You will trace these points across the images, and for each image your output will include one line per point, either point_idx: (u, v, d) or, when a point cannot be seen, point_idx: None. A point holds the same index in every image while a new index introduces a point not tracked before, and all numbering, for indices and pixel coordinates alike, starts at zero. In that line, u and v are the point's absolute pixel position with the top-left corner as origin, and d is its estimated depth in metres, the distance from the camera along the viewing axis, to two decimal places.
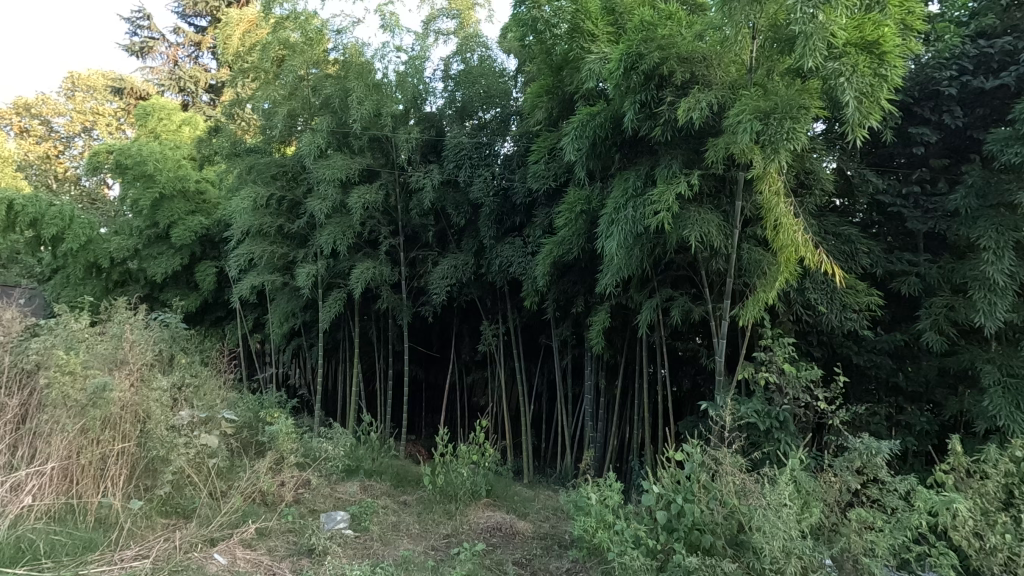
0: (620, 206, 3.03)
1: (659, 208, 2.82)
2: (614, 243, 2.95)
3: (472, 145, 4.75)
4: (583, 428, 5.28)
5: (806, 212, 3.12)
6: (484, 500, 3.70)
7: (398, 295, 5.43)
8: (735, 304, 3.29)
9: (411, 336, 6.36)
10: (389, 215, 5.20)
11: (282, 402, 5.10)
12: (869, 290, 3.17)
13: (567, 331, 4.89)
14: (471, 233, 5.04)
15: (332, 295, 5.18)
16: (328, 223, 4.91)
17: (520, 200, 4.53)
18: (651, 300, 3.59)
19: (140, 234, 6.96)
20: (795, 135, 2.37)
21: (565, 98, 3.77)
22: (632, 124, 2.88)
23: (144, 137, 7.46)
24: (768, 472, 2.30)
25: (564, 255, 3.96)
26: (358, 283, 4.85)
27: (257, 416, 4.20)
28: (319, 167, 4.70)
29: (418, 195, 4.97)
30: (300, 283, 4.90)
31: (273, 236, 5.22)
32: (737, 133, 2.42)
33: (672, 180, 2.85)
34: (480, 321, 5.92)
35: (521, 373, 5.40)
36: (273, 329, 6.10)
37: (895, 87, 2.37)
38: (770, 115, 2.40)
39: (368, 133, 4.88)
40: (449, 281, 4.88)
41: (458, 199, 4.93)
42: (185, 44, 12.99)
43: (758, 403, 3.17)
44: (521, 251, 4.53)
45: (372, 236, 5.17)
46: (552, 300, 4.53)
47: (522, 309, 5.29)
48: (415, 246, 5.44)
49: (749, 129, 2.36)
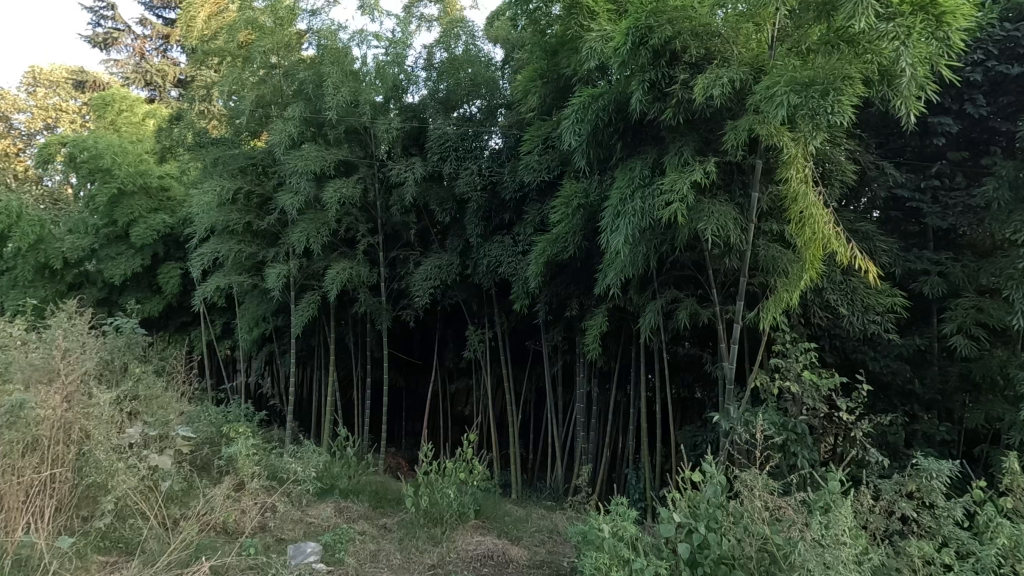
0: (626, 197, 2.73)
1: (671, 199, 2.54)
2: (621, 238, 2.64)
3: (458, 135, 4.43)
4: (575, 437, 5.00)
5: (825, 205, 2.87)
6: (473, 522, 3.35)
7: (378, 298, 5.06)
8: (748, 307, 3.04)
9: (391, 342, 6.00)
10: (368, 212, 4.84)
11: (250, 415, 4.70)
12: (892, 290, 2.95)
13: (558, 336, 4.60)
14: (456, 231, 4.71)
15: (305, 297, 4.78)
16: (301, 219, 4.54)
17: (509, 195, 4.23)
18: (654, 301, 3.31)
19: (96, 233, 6.48)
20: (839, 109, 2.09)
21: (561, 83, 3.48)
22: (640, 106, 2.60)
23: (103, 129, 6.99)
24: (806, 497, 2.04)
25: (558, 253, 3.67)
26: (335, 284, 4.48)
27: (221, 432, 3.80)
28: (291, 158, 4.33)
29: (399, 190, 4.63)
30: (270, 284, 4.49)
31: (240, 234, 4.82)
32: (771, 108, 2.15)
33: (685, 168, 2.59)
34: (465, 326, 5.60)
35: (509, 381, 5.08)
36: (241, 335, 5.68)
37: (950, 56, 2.12)
38: (810, 87, 2.13)
39: (344, 123, 4.53)
40: (433, 283, 4.53)
41: (442, 195, 4.60)
42: (153, 36, 12.38)
43: (775, 414, 2.91)
44: (511, 250, 4.22)
45: (350, 234, 4.81)
46: (543, 303, 4.23)
47: (510, 313, 4.98)
48: (395, 246, 5.08)
49: (786, 102, 2.11)
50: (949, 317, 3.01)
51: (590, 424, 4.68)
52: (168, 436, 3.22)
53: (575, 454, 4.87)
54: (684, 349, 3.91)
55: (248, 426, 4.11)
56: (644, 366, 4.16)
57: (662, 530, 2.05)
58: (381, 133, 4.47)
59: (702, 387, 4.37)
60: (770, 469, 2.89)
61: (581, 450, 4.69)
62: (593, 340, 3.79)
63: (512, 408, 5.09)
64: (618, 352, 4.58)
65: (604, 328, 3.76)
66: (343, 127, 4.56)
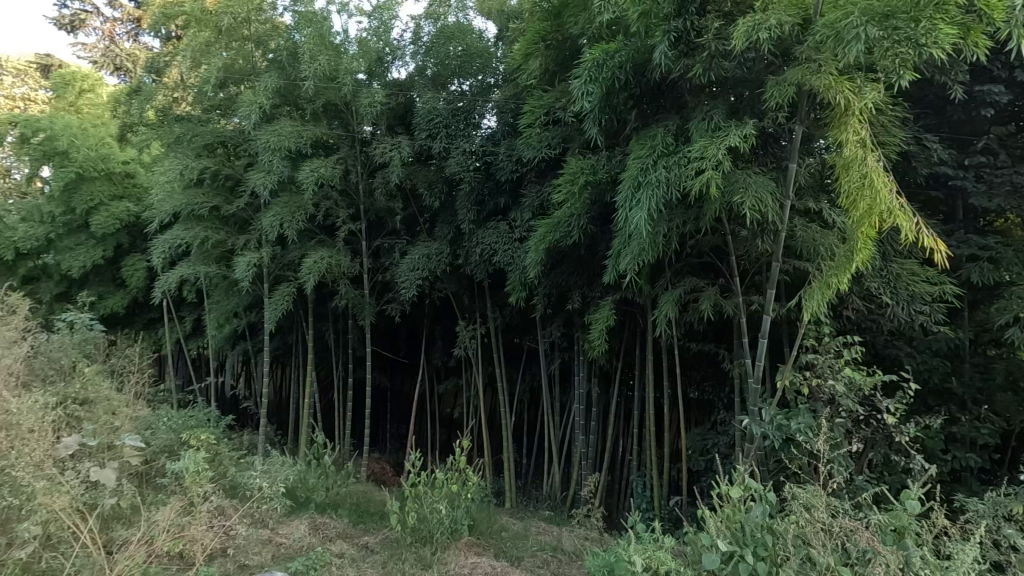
0: (647, 167, 2.35)
1: (703, 168, 2.18)
2: (644, 213, 2.25)
3: (449, 111, 4.05)
4: (573, 440, 4.66)
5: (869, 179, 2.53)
6: (467, 541, 2.97)
7: (360, 291, 4.64)
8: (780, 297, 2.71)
9: (374, 340, 5.60)
10: (349, 197, 4.43)
11: (217, 419, 4.25)
12: (939, 277, 2.63)
13: (557, 332, 4.25)
14: (446, 217, 4.31)
15: (280, 289, 4.34)
16: (274, 202, 4.10)
17: (505, 176, 3.85)
18: (671, 290, 2.95)
19: (53, 221, 5.97)
20: (935, 35, 1.76)
21: (566, 47, 3.11)
22: (665, 62, 2.24)
23: (62, 110, 6.47)
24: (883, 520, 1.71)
25: (561, 238, 3.31)
26: (311, 275, 4.05)
27: (182, 440, 3.38)
28: (263, 133, 3.90)
29: (383, 172, 4.23)
30: (238, 275, 4.04)
31: (207, 219, 4.37)
32: (850, 41, 1.82)
33: (718, 133, 2.24)
34: (454, 321, 5.21)
35: (502, 382, 4.68)
36: (211, 332, 5.22)
37: None
38: (894, 15, 1.81)
39: (323, 97, 4.12)
40: (421, 274, 4.14)
41: (431, 177, 4.22)
42: (124, 19, 11.75)
43: (811, 418, 2.58)
44: (508, 236, 3.84)
45: (329, 221, 4.40)
46: (541, 295, 3.86)
47: (504, 307, 4.59)
48: (380, 234, 4.67)
49: (863, 36, 1.76)
50: (1002, 309, 2.68)
51: (591, 428, 4.32)
52: (114, 445, 2.78)
53: (574, 458, 4.53)
54: (698, 345, 3.56)
55: (214, 433, 3.68)
56: (652, 364, 3.81)
57: (706, 562, 1.70)
58: (364, 108, 4.05)
59: (711, 386, 4.08)
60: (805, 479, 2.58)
61: (581, 455, 4.34)
62: (598, 335, 3.43)
63: (505, 411, 4.70)
64: (622, 350, 4.23)
65: (610, 321, 3.41)
66: (322, 102, 4.15)
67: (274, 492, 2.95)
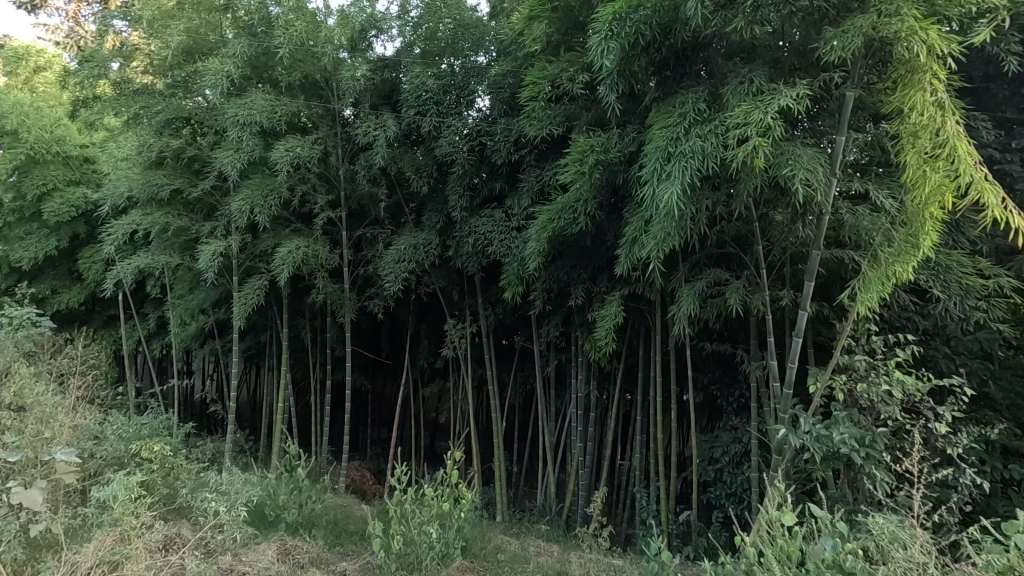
0: (677, 137, 2.02)
1: (746, 136, 1.87)
2: (677, 190, 1.91)
3: (440, 87, 3.67)
4: (569, 447, 4.34)
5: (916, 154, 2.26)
6: (460, 566, 2.62)
7: (339, 285, 4.25)
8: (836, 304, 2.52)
9: (355, 339, 5.21)
10: (328, 182, 4.04)
11: (178, 427, 3.81)
12: (993, 268, 2.35)
13: (555, 329, 3.91)
14: (436, 205, 3.96)
15: (250, 281, 3.91)
16: (244, 184, 3.68)
17: (501, 159, 3.51)
18: (691, 284, 2.64)
19: (2, 208, 5.44)
20: None
21: (575, 9, 2.77)
22: (701, 12, 1.92)
23: (14, 87, 5.94)
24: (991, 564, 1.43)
25: (565, 225, 2.99)
26: (286, 267, 3.64)
27: (129, 452, 2.94)
28: (231, 106, 3.48)
29: (367, 155, 3.87)
30: (202, 265, 3.61)
31: (170, 205, 3.95)
32: None
33: (761, 96, 1.93)
34: (442, 319, 4.85)
35: (494, 385, 4.32)
36: (175, 329, 4.78)
37: None
38: None
39: (300, 70, 3.73)
40: (408, 267, 3.79)
41: (419, 161, 3.86)
42: (90, 1, 10.93)
43: (853, 427, 2.31)
44: (504, 225, 3.49)
45: (306, 208, 4.00)
46: (540, 291, 3.52)
47: (498, 304, 4.25)
48: (362, 224, 4.30)
49: None
50: None
51: (591, 435, 3.99)
52: (44, 461, 2.36)
53: (571, 467, 4.21)
54: (712, 345, 3.26)
55: (171, 444, 3.27)
56: (660, 367, 3.50)
57: None
58: (345, 82, 3.65)
59: (721, 389, 3.79)
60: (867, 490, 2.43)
61: (578, 464, 4.02)
62: (605, 333, 3.11)
63: (496, 417, 4.35)
64: (626, 350, 3.91)
65: (618, 319, 3.09)
66: (299, 75, 3.75)
67: (237, 517, 2.56)
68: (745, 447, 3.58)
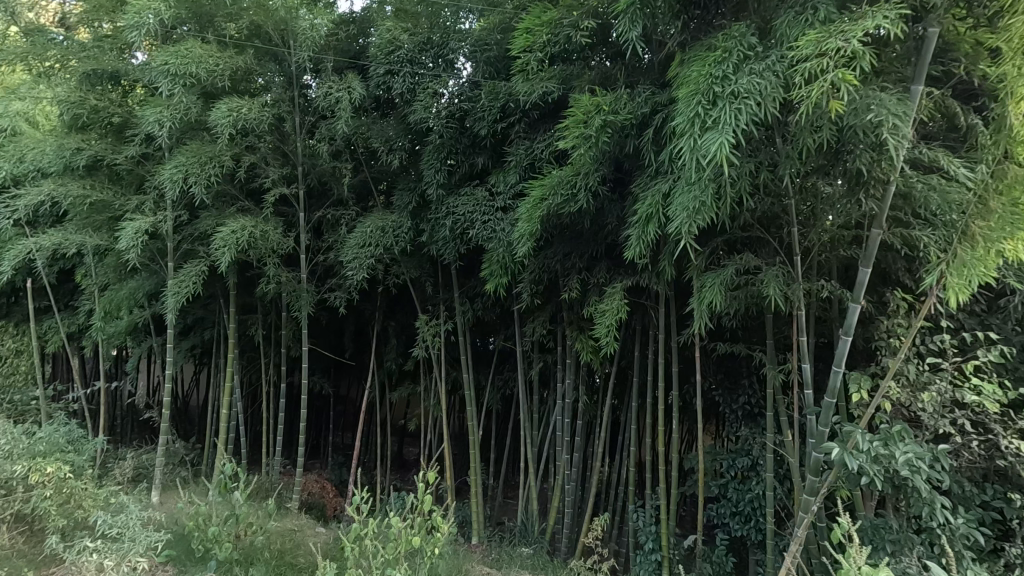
0: (724, 75, 1.57)
1: (819, 71, 1.43)
2: (729, 142, 1.46)
3: (415, 43, 3.16)
4: (554, 457, 3.87)
5: (989, 116, 1.89)
6: None
7: (295, 274, 3.69)
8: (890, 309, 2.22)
9: (313, 337, 4.64)
10: (282, 154, 3.49)
11: (90, 441, 3.17)
12: None
13: (542, 326, 3.44)
14: (407, 183, 3.45)
15: (186, 267, 3.32)
16: (178, 150, 3.09)
17: (484, 129, 3.04)
18: (715, 273, 2.22)
19: None
20: None
21: None
22: None
23: None
24: None
25: (562, 203, 2.55)
26: (226, 250, 3.07)
27: (14, 475, 2.35)
28: (160, 53, 2.89)
29: (328, 123, 3.35)
30: (123, 245, 3.00)
31: (89, 174, 3.31)
32: None
33: (833, 22, 1.50)
34: (413, 315, 4.33)
35: (470, 390, 3.82)
36: (100, 324, 4.11)
37: None
38: None
39: (249, 18, 3.17)
40: (374, 252, 3.29)
41: (389, 131, 3.35)
42: None
43: (914, 445, 1.92)
44: (486, 205, 3.02)
45: (256, 182, 3.44)
46: (527, 282, 3.06)
47: (477, 298, 3.76)
48: (323, 205, 3.76)
49: None
50: None
51: (580, 446, 3.54)
52: None
53: (556, 481, 3.75)
54: (724, 347, 2.84)
55: (74, 463, 2.64)
56: (661, 370, 3.06)
57: None
58: (302, 34, 3.12)
59: (724, 394, 3.38)
60: (914, 513, 2.09)
61: (564, 478, 3.56)
62: (606, 329, 2.67)
63: (472, 426, 3.84)
64: (620, 351, 3.45)
65: (621, 315, 2.65)
66: (247, 24, 3.19)
67: (130, 573, 2.14)
68: (754, 460, 3.18)
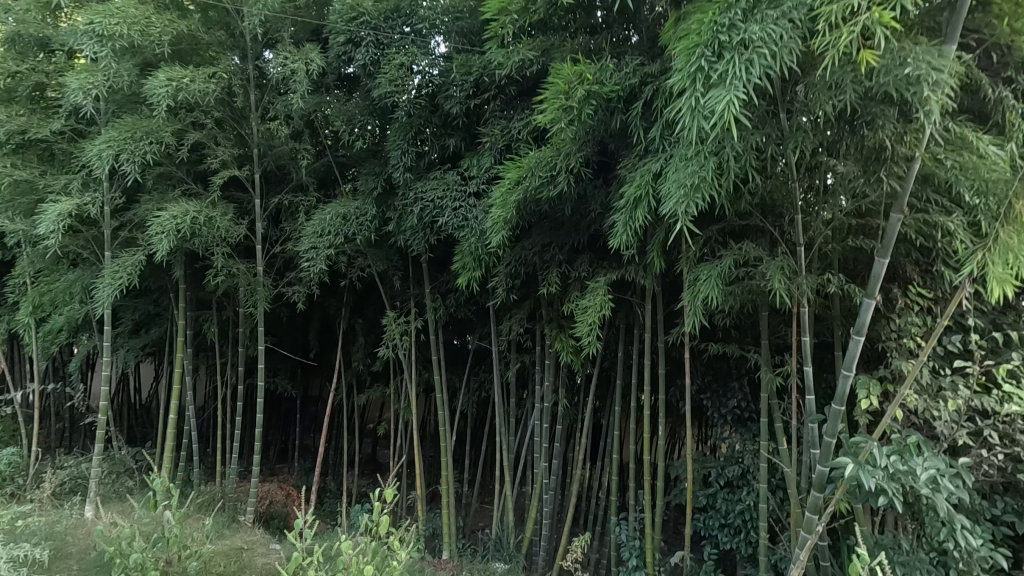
0: (731, 23, 1.30)
1: (848, 14, 1.19)
2: (738, 100, 1.22)
3: (380, 10, 2.87)
4: (531, 463, 3.61)
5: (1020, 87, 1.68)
6: None
7: (249, 265, 3.37)
8: (904, 308, 2.01)
9: (274, 335, 4.30)
10: (234, 132, 3.16)
11: None
12: None
13: (519, 324, 3.17)
14: (373, 167, 3.16)
15: (122, 256, 2.97)
16: (110, 123, 2.75)
17: (456, 106, 2.76)
18: (711, 264, 1.98)
19: None
20: None
21: None
22: None
23: None
24: None
25: (540, 186, 2.28)
26: (164, 238, 2.73)
27: None
28: (88, 12, 2.55)
29: (285, 99, 3.03)
30: (45, 229, 2.66)
31: (11, 150, 2.95)
32: None
33: None
34: (382, 312, 4.02)
35: (441, 393, 3.54)
36: (32, 319, 3.72)
37: None
38: None
39: None
40: (335, 241, 2.99)
41: (352, 109, 3.05)
42: None
43: (936, 461, 1.70)
44: (458, 190, 2.74)
45: (203, 163, 3.10)
46: (503, 275, 2.79)
47: (449, 293, 3.48)
48: (281, 190, 3.44)
49: None
50: None
51: (559, 453, 3.27)
52: None
53: (533, 490, 3.48)
54: (716, 347, 2.60)
55: None
56: (647, 373, 2.80)
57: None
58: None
59: (714, 399, 3.14)
60: (931, 534, 1.87)
61: (541, 487, 3.29)
62: (589, 327, 2.41)
63: (444, 431, 3.56)
64: (602, 351, 3.20)
65: (604, 312, 2.39)
66: None
67: None
68: (745, 468, 2.97)
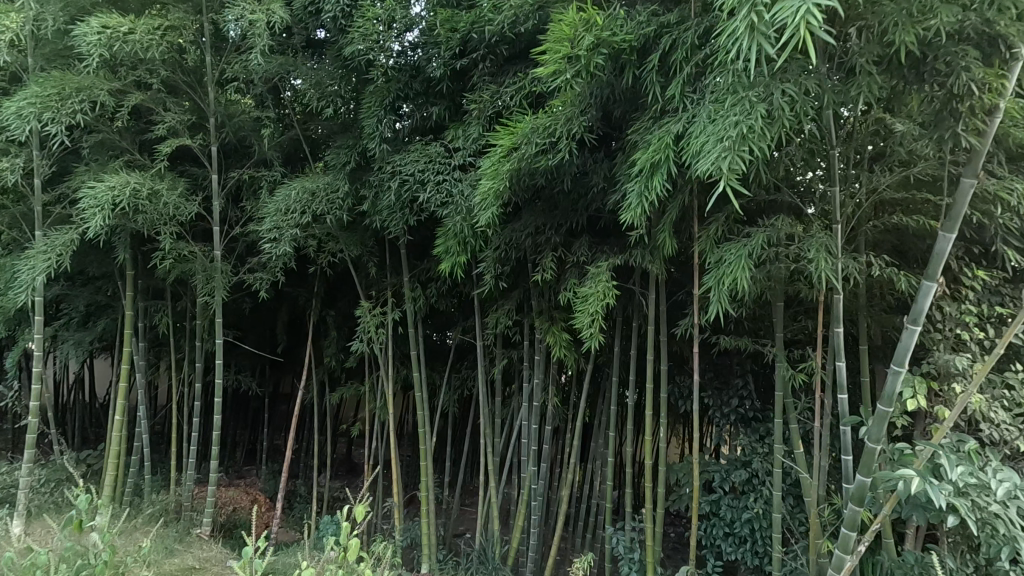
0: None
1: None
2: (816, 12, 0.94)
3: None
4: (518, 468, 3.32)
5: None
6: None
7: (204, 248, 2.99)
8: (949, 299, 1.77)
9: (237, 328, 3.93)
10: (187, 97, 2.79)
11: None
12: None
13: (508, 315, 2.87)
14: (345, 139, 2.82)
15: (51, 235, 2.58)
16: (35, 78, 2.36)
17: (440, 67, 2.45)
18: (738, 243, 1.70)
19: None
20: None
21: None
22: None
23: None
24: None
25: (537, 154, 1.99)
26: (100, 211, 2.36)
27: None
28: None
29: (245, 59, 2.68)
30: None
31: None
32: None
33: None
34: (357, 303, 3.67)
35: (421, 391, 3.21)
36: None
37: None
38: None
39: None
40: (301, 220, 2.64)
41: (323, 72, 2.71)
42: None
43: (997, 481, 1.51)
44: (441, 162, 2.42)
45: (150, 130, 2.72)
46: (491, 259, 2.49)
47: (430, 282, 3.16)
48: (242, 166, 3.08)
49: None
50: None
51: (549, 456, 2.98)
52: None
53: (520, 497, 3.19)
54: (728, 341, 2.33)
55: None
56: (650, 369, 2.53)
57: None
58: None
59: (719, 397, 2.89)
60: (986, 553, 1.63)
61: (531, 494, 3.00)
62: (591, 316, 2.11)
63: (423, 433, 3.23)
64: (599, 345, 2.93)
65: (607, 299, 2.11)
66: None
67: None
68: (753, 473, 2.72)
